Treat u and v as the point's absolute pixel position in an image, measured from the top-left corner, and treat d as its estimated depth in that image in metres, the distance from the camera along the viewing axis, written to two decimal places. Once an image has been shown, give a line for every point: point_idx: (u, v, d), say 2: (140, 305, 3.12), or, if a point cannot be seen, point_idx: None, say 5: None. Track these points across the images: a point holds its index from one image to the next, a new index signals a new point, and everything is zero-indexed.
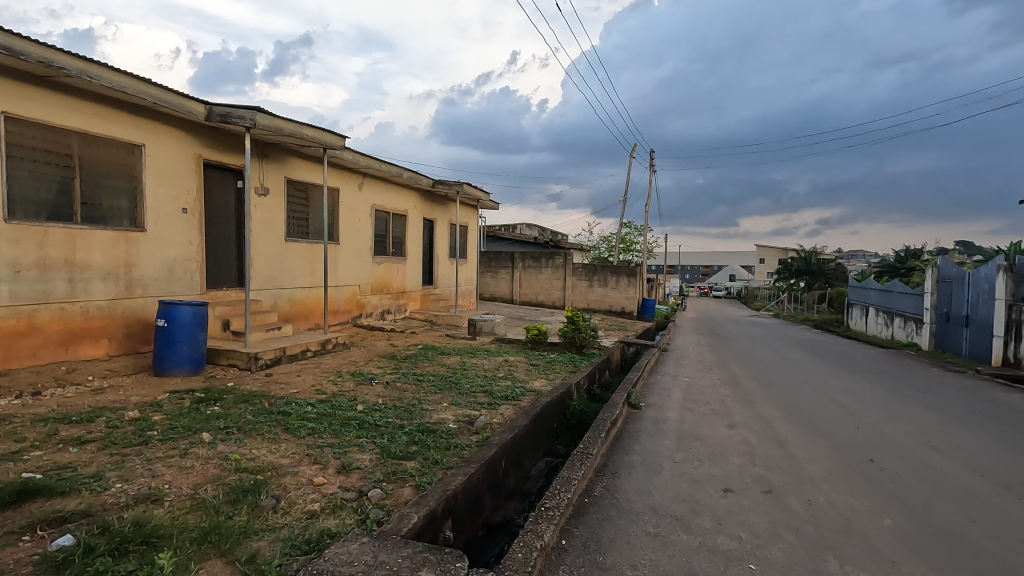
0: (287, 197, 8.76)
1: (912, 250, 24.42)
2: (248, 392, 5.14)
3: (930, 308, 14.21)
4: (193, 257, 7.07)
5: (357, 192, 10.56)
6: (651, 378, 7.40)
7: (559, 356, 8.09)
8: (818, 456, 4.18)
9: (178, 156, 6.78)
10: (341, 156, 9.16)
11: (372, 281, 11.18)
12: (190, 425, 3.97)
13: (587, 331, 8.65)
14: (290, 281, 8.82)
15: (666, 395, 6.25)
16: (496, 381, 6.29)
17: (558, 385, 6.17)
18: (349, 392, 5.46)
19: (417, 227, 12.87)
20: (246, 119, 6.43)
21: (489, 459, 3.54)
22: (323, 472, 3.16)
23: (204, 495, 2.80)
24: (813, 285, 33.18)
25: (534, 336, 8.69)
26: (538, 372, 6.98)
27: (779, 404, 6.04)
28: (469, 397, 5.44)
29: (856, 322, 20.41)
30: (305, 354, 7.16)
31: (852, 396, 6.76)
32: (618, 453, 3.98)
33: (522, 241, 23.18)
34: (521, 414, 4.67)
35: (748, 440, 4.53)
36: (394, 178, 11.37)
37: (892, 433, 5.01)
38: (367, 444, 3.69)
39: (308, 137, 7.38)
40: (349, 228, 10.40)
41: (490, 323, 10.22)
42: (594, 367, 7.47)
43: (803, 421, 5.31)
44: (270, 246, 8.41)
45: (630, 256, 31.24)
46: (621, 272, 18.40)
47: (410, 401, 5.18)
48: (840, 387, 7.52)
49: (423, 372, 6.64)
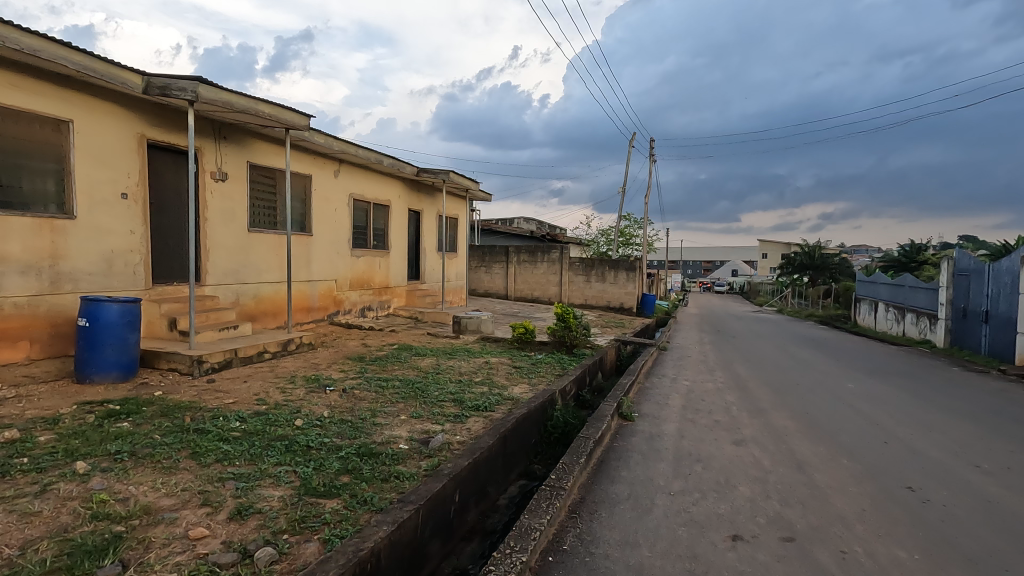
0: (250, 184, 8.02)
1: (922, 244, 23.62)
2: (174, 404, 4.41)
3: (945, 303, 13.42)
4: (137, 248, 6.33)
5: (332, 180, 9.82)
6: (646, 382, 6.67)
7: (547, 357, 7.34)
8: (845, 485, 3.44)
9: (115, 134, 6.03)
10: (310, 140, 8.42)
11: (350, 276, 10.45)
12: (75, 448, 3.22)
13: (578, 330, 7.91)
14: (254, 275, 8.08)
15: (664, 403, 5.49)
16: (470, 388, 5.55)
17: (541, 392, 5.42)
18: (295, 402, 4.72)
19: (401, 219, 12.12)
20: (187, 91, 5.67)
21: (433, 495, 2.78)
22: (210, 519, 2.43)
23: (30, 559, 2.06)
24: (818, 280, 32.38)
25: (521, 334, 7.94)
26: (520, 376, 6.23)
27: (791, 413, 5.32)
28: (433, 408, 4.70)
29: (864, 318, 19.63)
30: (262, 356, 6.43)
31: (872, 403, 6.03)
32: (601, 484, 3.23)
33: (518, 235, 22.38)
34: (488, 431, 3.92)
35: (759, 462, 3.79)
36: (374, 166, 10.61)
37: (928, 452, 4.27)
38: (285, 475, 2.96)
39: (265, 114, 6.61)
40: (323, 218, 9.64)
41: (476, 320, 9.49)
42: (584, 370, 6.71)
43: (823, 436, 4.59)
44: (230, 237, 7.66)
45: (630, 250, 30.40)
46: (619, 266, 17.67)
47: (363, 413, 4.44)
48: (858, 391, 6.77)
49: (390, 376, 5.89)
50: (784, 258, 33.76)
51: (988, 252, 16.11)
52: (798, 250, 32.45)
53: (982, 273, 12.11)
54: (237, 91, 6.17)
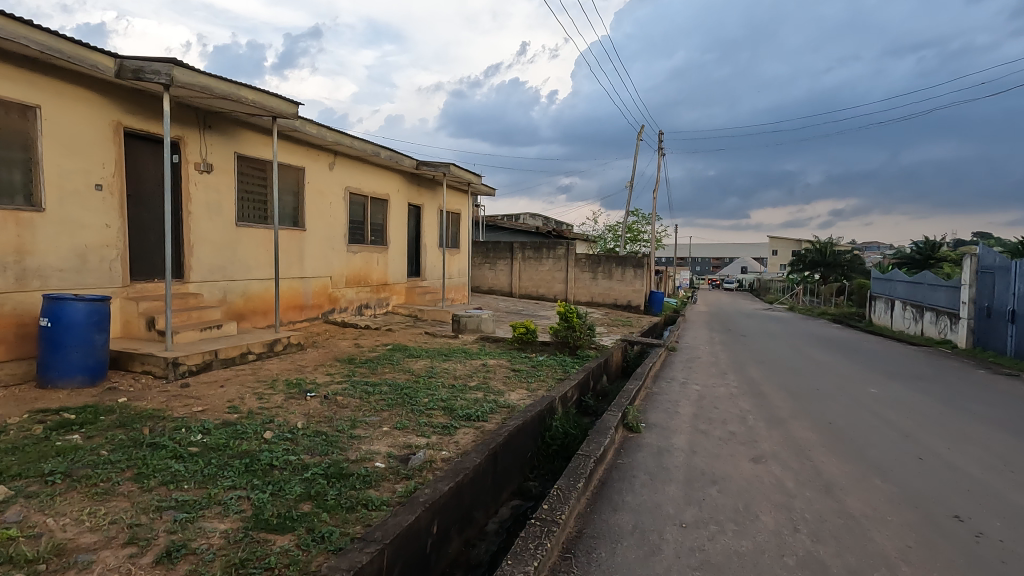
0: (238, 176, 7.64)
1: (938, 241, 22.96)
2: (136, 412, 4.03)
3: (968, 302, 12.84)
4: (114, 243, 5.98)
5: (327, 173, 9.44)
6: (654, 386, 6.23)
7: (548, 359, 6.92)
8: (883, 513, 3.00)
9: (89, 122, 5.67)
10: (301, 130, 8.03)
11: (346, 273, 10.08)
12: (5, 467, 2.84)
13: (582, 330, 7.50)
14: (242, 272, 7.72)
15: (673, 411, 5.06)
16: (463, 394, 5.14)
17: (539, 398, 4.99)
18: (271, 410, 4.34)
19: (401, 214, 11.73)
20: (161, 74, 5.29)
21: (404, 530, 2.38)
22: (132, 564, 2.04)
23: None
24: (829, 277, 31.70)
25: (521, 335, 7.52)
26: (518, 380, 5.82)
27: (812, 423, 4.87)
28: (420, 418, 4.30)
29: (879, 317, 19.07)
30: (245, 358, 6.07)
31: (900, 411, 5.59)
32: (602, 513, 2.81)
33: (523, 231, 21.95)
34: (477, 447, 3.51)
35: (782, 484, 3.35)
36: (371, 158, 10.21)
37: (971, 470, 3.82)
38: (236, 504, 2.56)
39: (248, 101, 6.23)
40: (317, 212, 9.27)
41: (476, 319, 9.11)
42: (587, 373, 6.28)
43: (851, 451, 4.15)
44: (216, 232, 7.30)
45: (637, 246, 29.87)
46: (626, 262, 17.22)
47: (343, 423, 4.04)
48: (882, 397, 6.31)
49: (379, 380, 5.50)
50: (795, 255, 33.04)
51: (1006, 250, 15.42)
52: (810, 247, 31.77)
53: (1008, 270, 11.53)
54: (217, 75, 5.78)
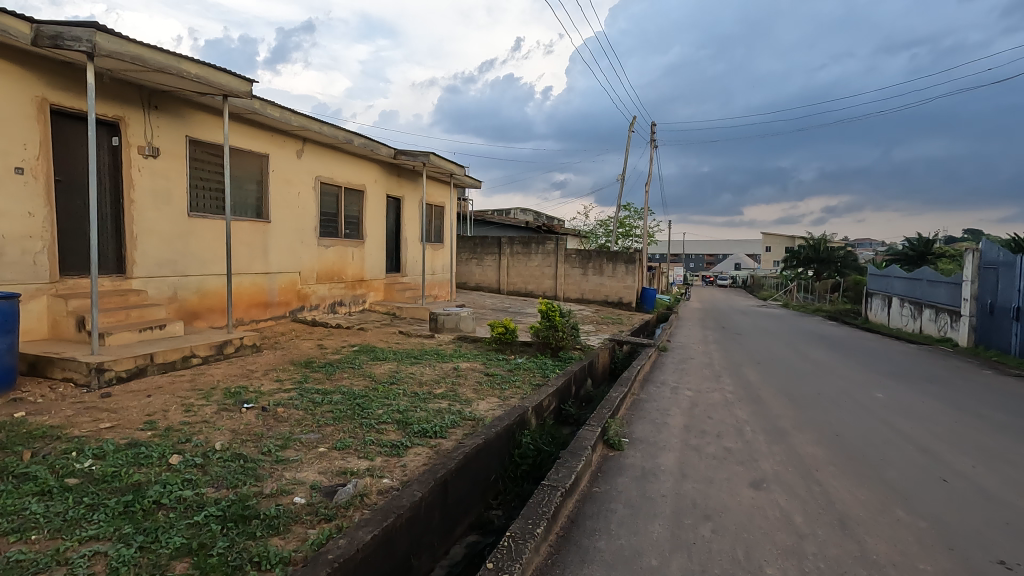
0: (190, 161, 7.00)
1: (934, 236, 22.60)
2: (27, 430, 3.40)
3: (969, 298, 12.37)
4: (39, 234, 5.35)
5: (295, 161, 8.81)
6: (642, 393, 5.66)
7: (527, 361, 6.33)
8: (914, 560, 2.44)
9: (7, 97, 5.02)
10: (261, 113, 7.39)
11: (317, 268, 9.45)
12: None
13: (565, 329, 6.93)
14: (195, 267, 7.09)
15: (661, 423, 4.48)
16: (425, 404, 4.56)
17: (511, 409, 4.41)
18: (194, 425, 3.72)
19: (378, 206, 11.09)
20: (82, 41, 4.63)
21: None
22: None
23: None
24: (823, 274, 31.36)
25: (501, 335, 6.92)
26: (491, 386, 5.23)
27: (818, 436, 4.33)
28: (369, 434, 3.72)
29: (876, 314, 18.64)
30: (187, 362, 5.45)
31: (911, 420, 5.07)
32: (567, 569, 2.24)
33: (513, 225, 21.35)
34: (424, 474, 2.93)
35: (788, 519, 2.79)
36: (344, 146, 9.57)
37: (1006, 497, 3.28)
38: (87, 564, 1.97)
39: (190, 75, 5.58)
40: (283, 203, 8.63)
41: (455, 317, 8.53)
42: (569, 378, 5.70)
43: (864, 472, 3.60)
44: (165, 223, 6.66)
45: (630, 242, 29.28)
46: (617, 258, 16.66)
47: (274, 442, 3.44)
48: (890, 403, 5.79)
49: (334, 388, 4.90)
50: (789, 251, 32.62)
51: (1006, 245, 14.98)
52: (804, 243, 31.36)
53: (1012, 266, 11.05)
54: (151, 43, 5.12)
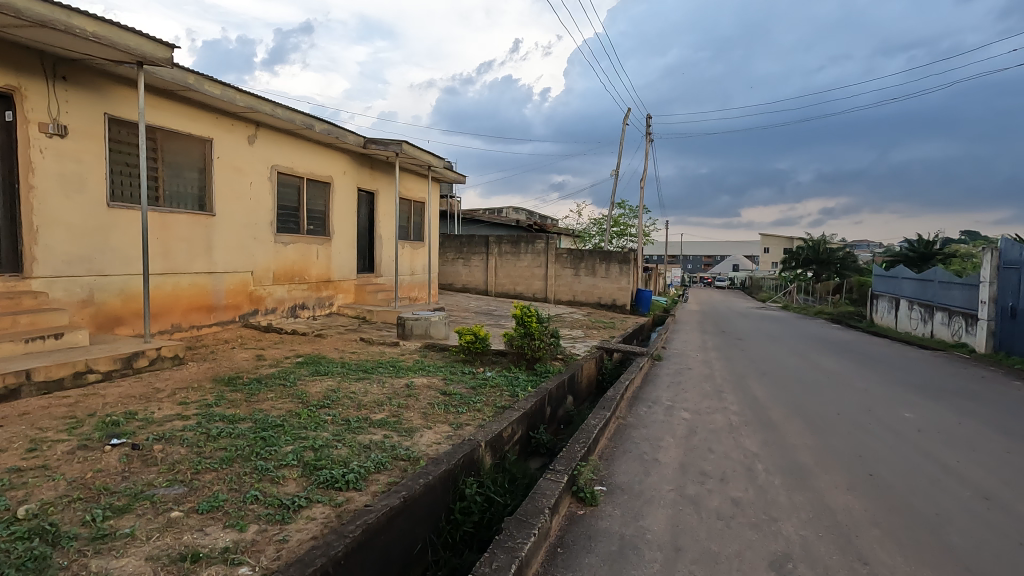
0: (110, 143, 6.06)
1: (938, 236, 21.78)
2: None
3: (988, 301, 11.45)
4: None
5: (246, 147, 7.88)
6: (630, 416, 4.72)
7: (496, 377, 5.39)
8: None
9: None
10: (197, 89, 6.46)
11: (273, 268, 8.50)
12: None
13: (543, 337, 6.02)
14: (116, 265, 6.14)
15: (651, 461, 3.54)
16: (355, 435, 3.63)
17: (460, 444, 3.47)
18: (21, 474, 2.76)
19: (348, 199, 10.16)
20: None
21: None
22: None
23: None
24: (823, 275, 30.48)
25: (469, 344, 5.97)
26: (445, 409, 4.30)
27: (848, 478, 3.41)
28: (259, 485, 2.79)
29: (882, 317, 17.78)
30: (79, 380, 4.49)
31: (955, 450, 4.16)
32: None
33: (503, 224, 20.56)
34: (294, 563, 1.99)
35: None
36: (303, 131, 8.63)
37: None
38: None
39: (85, 33, 4.64)
40: (231, 194, 7.69)
41: (424, 323, 7.60)
42: (542, 398, 4.77)
43: (920, 537, 2.68)
44: (76, 213, 5.72)
45: (626, 242, 28.39)
46: (611, 258, 15.75)
47: (115, 501, 2.50)
48: (925, 426, 4.86)
49: (248, 414, 3.96)
50: (788, 252, 31.75)
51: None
52: (804, 243, 30.43)
53: None
54: None
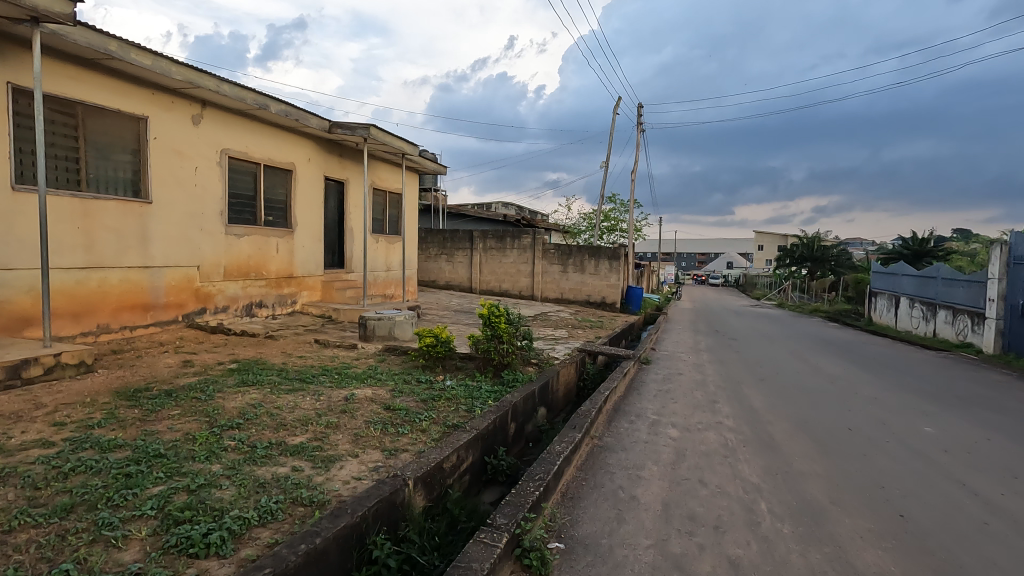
0: (15, 117, 5.27)
1: (932, 234, 21.17)
2: None
3: (996, 299, 10.76)
4: None
5: (189, 128, 7.09)
6: (609, 435, 3.99)
7: (456, 386, 4.65)
8: None
9: None
10: (122, 57, 5.69)
11: (224, 262, 7.72)
12: None
13: (512, 340, 5.28)
14: (24, 257, 5.36)
15: (628, 501, 2.81)
16: (257, 468, 2.88)
17: (384, 480, 2.74)
18: None
19: (312, 189, 9.37)
20: None
21: None
22: None
23: None
24: (817, 273, 29.85)
25: (429, 348, 5.22)
26: (384, 429, 3.56)
27: (877, 524, 2.69)
28: (84, 551, 2.03)
29: (880, 316, 17.17)
30: None
31: (995, 479, 3.45)
32: None
33: (490, 219, 19.83)
34: None
35: None
36: (257, 112, 7.85)
37: None
38: None
39: None
40: (172, 179, 6.90)
41: (387, 322, 6.84)
42: (505, 414, 4.03)
43: None
44: None
45: (617, 238, 27.71)
46: (600, 254, 15.01)
47: None
48: (952, 444, 4.17)
49: (134, 438, 3.21)
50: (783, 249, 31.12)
51: None
52: (798, 240, 29.90)
53: None
54: None
